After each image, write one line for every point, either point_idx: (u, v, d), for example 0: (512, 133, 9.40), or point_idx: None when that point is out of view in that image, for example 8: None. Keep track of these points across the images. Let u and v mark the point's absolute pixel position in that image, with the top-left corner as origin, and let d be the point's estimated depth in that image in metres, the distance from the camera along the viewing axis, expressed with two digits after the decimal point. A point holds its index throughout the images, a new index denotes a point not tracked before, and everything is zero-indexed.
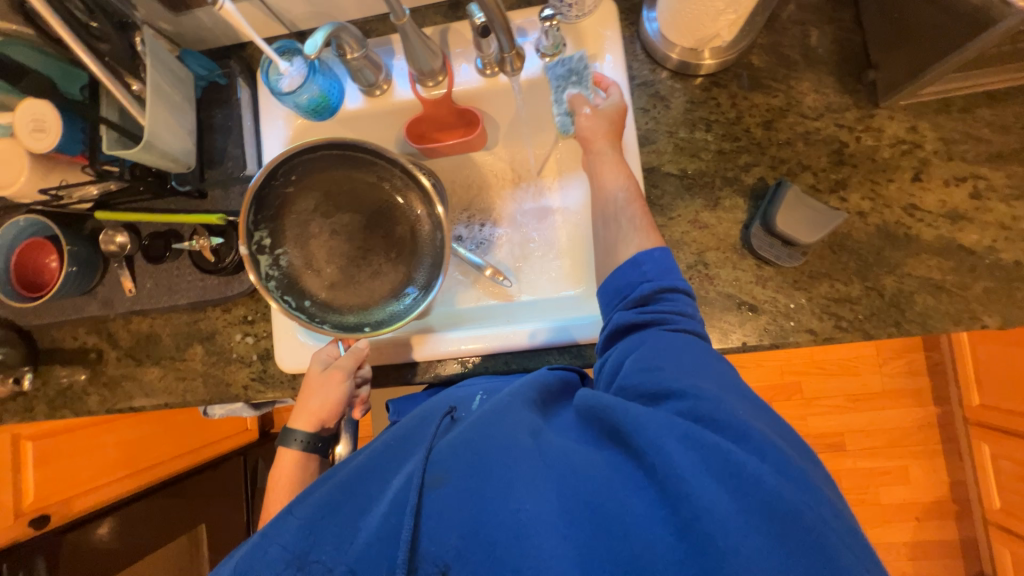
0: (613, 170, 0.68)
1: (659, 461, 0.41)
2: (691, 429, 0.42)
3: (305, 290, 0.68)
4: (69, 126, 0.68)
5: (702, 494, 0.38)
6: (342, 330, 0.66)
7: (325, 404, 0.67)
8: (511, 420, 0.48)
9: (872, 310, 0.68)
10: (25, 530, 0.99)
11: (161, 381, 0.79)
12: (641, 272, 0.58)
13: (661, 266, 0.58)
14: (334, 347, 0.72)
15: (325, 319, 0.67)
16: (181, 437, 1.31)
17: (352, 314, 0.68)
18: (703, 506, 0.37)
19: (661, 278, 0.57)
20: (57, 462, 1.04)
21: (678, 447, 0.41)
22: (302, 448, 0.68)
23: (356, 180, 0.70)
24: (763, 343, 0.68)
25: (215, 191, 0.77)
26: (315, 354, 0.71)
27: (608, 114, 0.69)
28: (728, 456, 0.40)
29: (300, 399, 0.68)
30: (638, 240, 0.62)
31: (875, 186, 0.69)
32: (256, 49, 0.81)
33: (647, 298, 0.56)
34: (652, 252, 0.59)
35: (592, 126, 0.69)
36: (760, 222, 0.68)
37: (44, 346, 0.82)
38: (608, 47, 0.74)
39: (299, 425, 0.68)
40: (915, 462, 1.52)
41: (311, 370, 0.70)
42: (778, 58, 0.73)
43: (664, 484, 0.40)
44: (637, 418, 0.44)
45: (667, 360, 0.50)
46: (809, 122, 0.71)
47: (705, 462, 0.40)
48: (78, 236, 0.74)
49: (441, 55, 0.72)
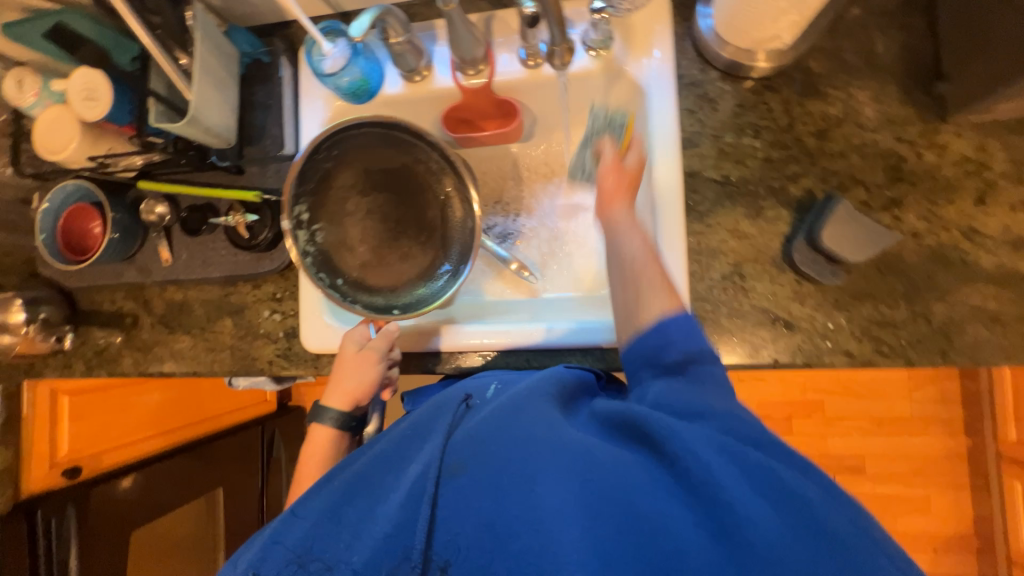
0: (630, 228, 0.60)
1: (693, 469, 0.41)
2: (728, 444, 0.43)
3: (338, 267, 0.69)
4: (119, 97, 0.69)
5: (741, 505, 0.39)
6: (372, 311, 0.67)
7: (361, 385, 0.68)
8: (534, 414, 0.48)
9: (917, 337, 0.64)
10: (60, 480, 1.03)
11: (191, 350, 0.82)
12: (671, 330, 0.53)
13: (686, 330, 0.53)
14: (366, 328, 0.71)
15: (356, 298, 0.67)
16: (199, 402, 1.36)
17: (381, 297, 0.68)
18: (741, 515, 0.38)
19: (689, 340, 0.53)
20: (87, 418, 1.09)
21: (713, 457, 0.42)
22: (336, 425, 0.69)
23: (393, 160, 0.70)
24: (796, 362, 0.66)
25: (252, 168, 0.78)
26: (348, 334, 0.70)
27: (631, 165, 0.63)
28: (759, 467, 0.42)
29: (335, 378, 0.69)
30: (661, 303, 0.56)
31: (933, 206, 0.65)
32: (300, 27, 0.81)
33: (679, 364, 0.52)
34: (675, 318, 0.54)
35: (612, 173, 0.63)
36: (805, 237, 0.65)
37: (85, 307, 0.85)
38: (657, 43, 0.71)
39: (333, 404, 0.69)
40: (938, 493, 1.46)
41: (345, 351, 0.69)
42: (838, 64, 0.69)
43: (696, 491, 0.41)
44: (669, 426, 0.44)
45: (695, 388, 0.50)
46: (867, 134, 0.67)
47: (737, 473, 0.41)
48: (121, 204, 0.76)
49: (484, 43, 0.70)
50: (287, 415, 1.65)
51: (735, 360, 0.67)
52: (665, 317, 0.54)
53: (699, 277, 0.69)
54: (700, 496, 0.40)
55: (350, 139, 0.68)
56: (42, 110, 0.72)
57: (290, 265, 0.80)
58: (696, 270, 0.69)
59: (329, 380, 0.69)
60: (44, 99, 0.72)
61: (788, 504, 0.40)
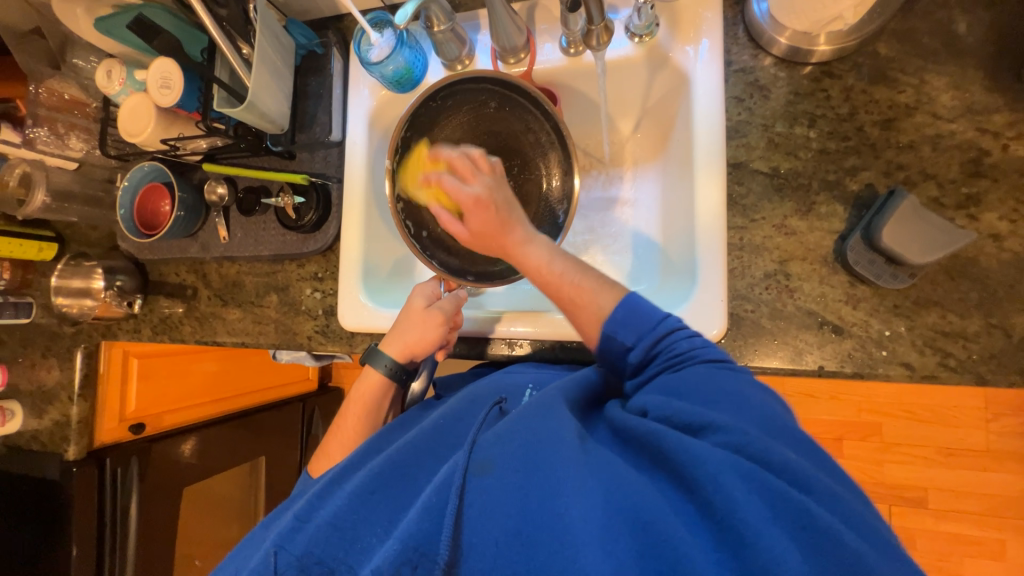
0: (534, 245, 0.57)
1: (715, 496, 0.37)
2: (754, 471, 0.38)
3: (424, 220, 0.72)
4: (189, 84, 0.75)
5: (775, 549, 0.34)
6: (448, 271, 0.70)
7: (422, 339, 0.69)
8: (557, 419, 0.46)
9: (992, 351, 0.57)
10: (126, 432, 1.13)
11: (241, 323, 0.88)
12: (613, 329, 0.51)
13: (633, 318, 0.51)
14: (436, 287, 0.73)
15: (433, 254, 0.72)
16: (250, 375, 1.45)
17: (457, 259, 0.72)
18: (773, 558, 0.34)
19: (635, 333, 0.50)
20: (152, 380, 1.18)
21: (735, 483, 0.37)
22: (387, 374, 0.70)
23: (508, 123, 0.72)
24: (844, 371, 0.61)
25: (302, 154, 0.84)
26: (419, 288, 0.72)
27: (482, 206, 0.55)
28: (795, 503, 0.36)
29: (401, 328, 0.70)
30: (609, 295, 0.54)
31: (1020, 205, 0.58)
32: (352, 20, 0.85)
33: (643, 360, 0.51)
34: (613, 314, 0.51)
35: (481, 225, 0.56)
36: (861, 235, 0.60)
37: (153, 278, 0.94)
38: (706, 31, 0.68)
39: (390, 351, 0.70)
40: (1016, 538, 1.29)
41: (414, 303, 0.70)
42: (912, 48, 0.63)
43: (721, 524, 0.37)
44: (694, 450, 0.40)
45: (695, 394, 0.45)
46: (942, 124, 0.61)
47: (766, 507, 0.36)
48: (187, 185, 0.83)
49: (526, 32, 0.71)
50: (327, 395, 1.74)
51: (775, 364, 0.63)
52: (606, 318, 0.52)
53: (740, 275, 0.65)
54: (723, 526, 0.37)
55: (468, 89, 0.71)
56: (126, 97, 0.80)
57: (333, 247, 0.84)
58: (737, 266, 0.65)
59: (394, 327, 0.71)
60: (128, 88, 0.80)
61: (830, 553, 0.35)
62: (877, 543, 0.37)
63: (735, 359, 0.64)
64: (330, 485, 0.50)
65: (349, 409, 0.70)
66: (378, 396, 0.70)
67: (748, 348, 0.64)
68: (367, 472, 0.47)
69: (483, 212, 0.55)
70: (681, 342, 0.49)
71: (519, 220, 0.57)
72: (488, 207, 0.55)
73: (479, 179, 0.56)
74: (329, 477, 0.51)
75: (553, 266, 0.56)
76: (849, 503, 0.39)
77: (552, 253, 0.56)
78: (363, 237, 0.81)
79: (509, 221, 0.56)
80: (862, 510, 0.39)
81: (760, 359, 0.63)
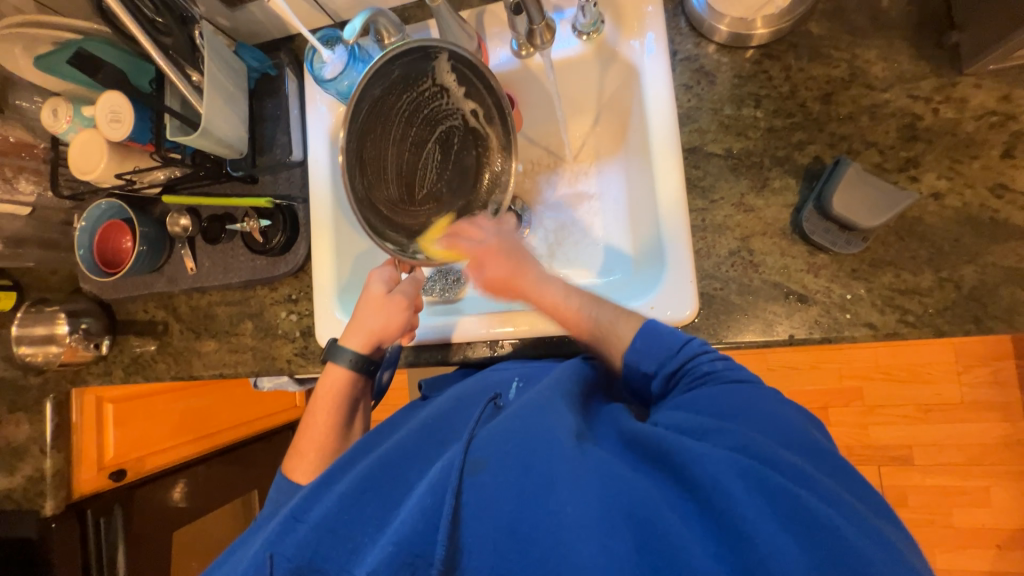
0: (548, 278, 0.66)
1: (713, 492, 0.38)
2: (758, 468, 0.39)
3: (372, 198, 0.63)
4: (140, 117, 0.74)
5: (769, 542, 0.35)
6: (400, 252, 0.63)
7: (388, 325, 0.68)
8: (555, 419, 0.46)
9: (946, 304, 0.60)
10: (106, 481, 1.09)
11: (217, 353, 0.86)
12: (635, 359, 0.55)
13: (654, 346, 0.54)
14: (392, 271, 0.72)
15: (383, 234, 0.62)
16: (235, 407, 1.44)
17: (404, 237, 0.65)
18: (767, 551, 0.35)
19: (656, 360, 0.54)
20: (128, 424, 1.14)
21: (736, 482, 0.38)
22: (351, 366, 0.69)
23: (435, 108, 0.68)
24: (813, 337, 0.63)
25: (265, 177, 0.83)
26: (375, 274, 0.71)
27: (507, 250, 0.67)
28: (796, 498, 0.37)
29: (360, 317, 0.69)
30: (627, 328, 0.58)
31: (955, 163, 0.61)
32: (303, 40, 0.86)
33: (666, 388, 0.53)
34: (634, 344, 0.56)
35: (501, 270, 0.66)
36: (814, 205, 0.62)
37: (121, 318, 0.91)
38: (650, 24, 0.70)
39: (352, 345, 0.69)
40: (997, 484, 1.35)
41: (372, 289, 0.69)
42: (841, 25, 0.66)
43: (715, 518, 0.37)
44: (695, 449, 0.40)
45: (713, 407, 0.46)
46: (877, 94, 0.64)
47: (762, 500, 0.37)
48: (148, 219, 0.81)
49: (476, 38, 0.73)
50: None
51: (748, 338, 0.65)
52: (627, 348, 0.57)
53: (706, 255, 0.67)
54: (719, 521, 0.37)
55: (402, 71, 0.62)
56: (75, 134, 0.78)
57: (304, 267, 0.84)
58: (702, 247, 0.67)
59: (353, 319, 0.69)
60: (76, 125, 0.78)
61: (821, 543, 0.35)
62: (876, 539, 0.37)
63: (710, 337, 0.66)
64: (318, 489, 0.49)
65: (319, 405, 0.68)
66: (344, 389, 0.69)
67: (721, 325, 0.65)
68: (357, 475, 0.46)
69: (500, 256, 0.66)
70: (705, 363, 0.50)
71: (531, 263, 0.67)
72: (499, 253, 0.66)
73: (494, 230, 0.68)
74: (318, 478, 0.50)
75: (569, 301, 0.63)
76: (834, 488, 0.39)
77: (567, 290, 0.64)
78: (333, 255, 0.80)
79: (521, 261, 0.67)
80: (855, 503, 0.39)
81: (732, 334, 0.65)
